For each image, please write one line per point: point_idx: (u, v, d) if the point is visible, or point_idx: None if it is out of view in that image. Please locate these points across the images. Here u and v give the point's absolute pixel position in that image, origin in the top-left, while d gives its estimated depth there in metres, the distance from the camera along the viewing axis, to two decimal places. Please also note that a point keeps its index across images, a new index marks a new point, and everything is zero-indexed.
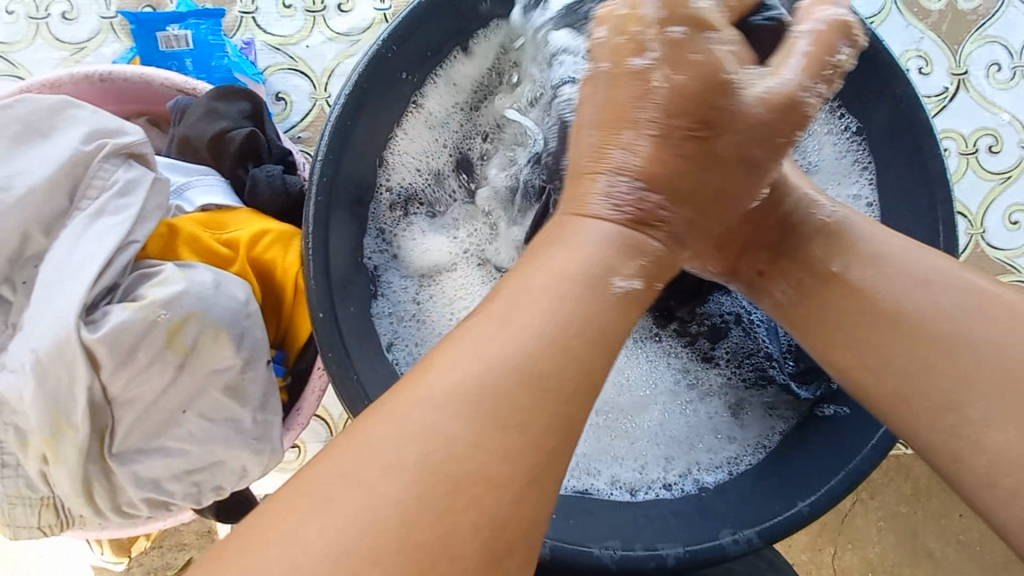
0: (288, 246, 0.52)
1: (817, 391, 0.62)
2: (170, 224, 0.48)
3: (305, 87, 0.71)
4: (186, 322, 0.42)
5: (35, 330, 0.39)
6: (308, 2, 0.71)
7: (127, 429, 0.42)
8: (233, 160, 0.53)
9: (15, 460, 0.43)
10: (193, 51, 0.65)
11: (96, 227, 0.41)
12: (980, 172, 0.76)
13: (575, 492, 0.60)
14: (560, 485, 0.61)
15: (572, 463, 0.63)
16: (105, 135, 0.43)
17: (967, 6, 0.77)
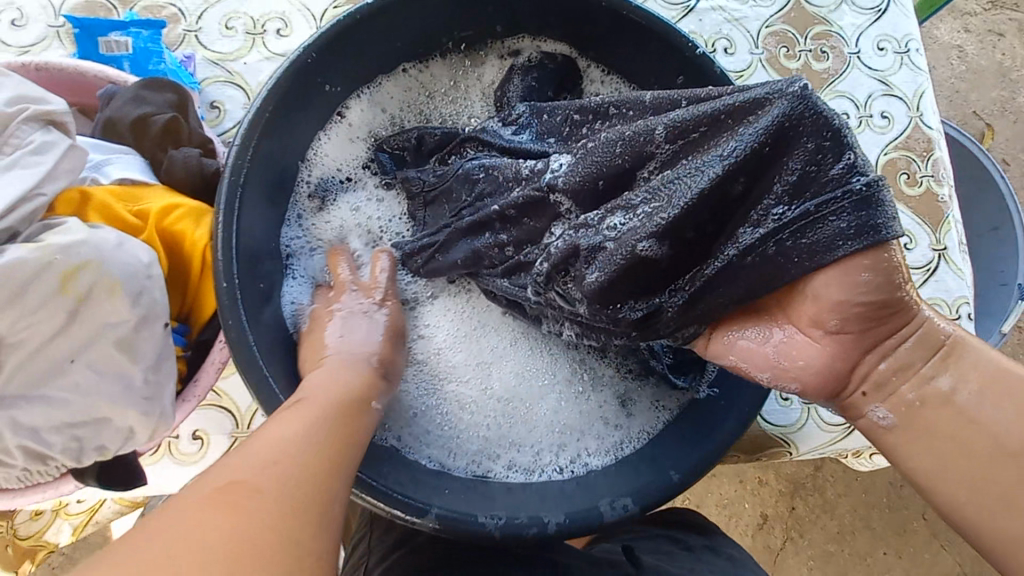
0: (199, 221, 0.56)
1: (690, 381, 0.68)
2: (84, 191, 0.51)
3: (239, 97, 0.77)
4: (82, 268, 0.45)
5: None
6: (249, 25, 0.79)
7: (9, 373, 0.44)
8: (154, 143, 0.57)
9: None
10: (133, 57, 0.71)
11: (6, 177, 0.45)
12: None
13: (470, 473, 0.63)
14: (453, 467, 0.63)
15: (470, 446, 0.65)
16: (28, 101, 0.48)
17: (819, 67, 0.94)
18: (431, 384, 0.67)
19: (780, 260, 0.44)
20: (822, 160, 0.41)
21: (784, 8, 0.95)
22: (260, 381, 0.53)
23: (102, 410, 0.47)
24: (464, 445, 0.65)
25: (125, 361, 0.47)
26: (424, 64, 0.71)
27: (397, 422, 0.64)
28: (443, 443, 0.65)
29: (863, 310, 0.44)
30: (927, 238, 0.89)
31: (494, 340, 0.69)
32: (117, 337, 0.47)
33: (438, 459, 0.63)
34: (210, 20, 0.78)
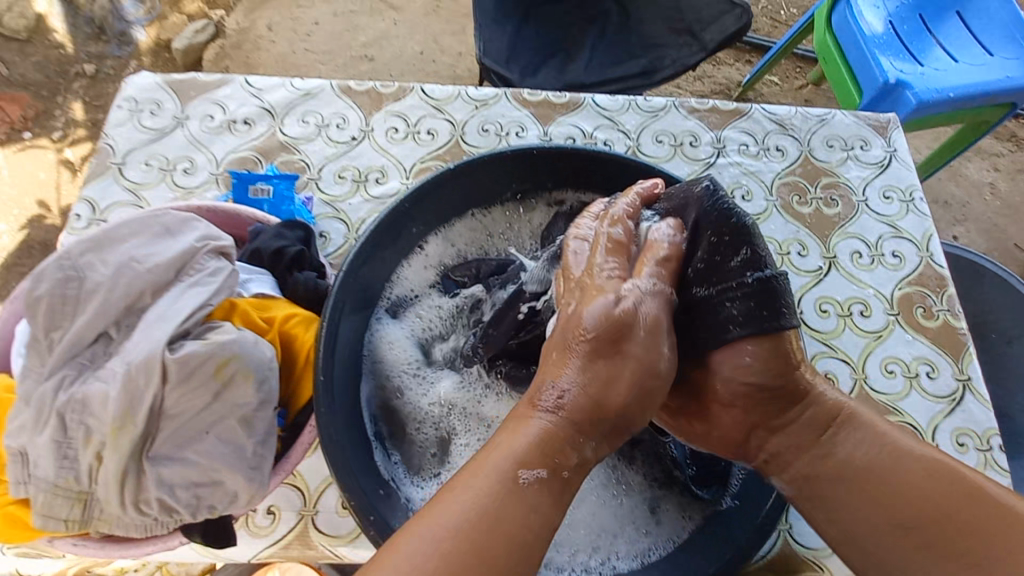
0: (309, 327, 0.72)
1: (712, 492, 0.74)
2: (233, 301, 0.68)
3: (342, 229, 0.98)
4: (232, 359, 0.59)
5: (135, 349, 0.56)
6: (356, 175, 1.02)
7: (163, 439, 0.57)
8: (283, 267, 0.75)
9: (74, 455, 0.56)
10: (271, 200, 0.94)
11: (189, 292, 0.62)
12: (856, 330, 0.97)
13: None
14: None
15: None
16: (210, 238, 0.66)
17: (830, 212, 1.07)
18: None
19: (701, 330, 0.63)
20: (735, 259, 0.60)
21: (795, 164, 1.11)
22: (342, 464, 0.65)
23: (220, 473, 0.59)
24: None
25: (244, 434, 0.60)
26: (488, 208, 0.89)
27: None
28: None
29: (751, 388, 0.63)
30: (949, 368, 0.94)
31: None
32: (241, 414, 0.60)
33: None
34: (327, 171, 1.02)
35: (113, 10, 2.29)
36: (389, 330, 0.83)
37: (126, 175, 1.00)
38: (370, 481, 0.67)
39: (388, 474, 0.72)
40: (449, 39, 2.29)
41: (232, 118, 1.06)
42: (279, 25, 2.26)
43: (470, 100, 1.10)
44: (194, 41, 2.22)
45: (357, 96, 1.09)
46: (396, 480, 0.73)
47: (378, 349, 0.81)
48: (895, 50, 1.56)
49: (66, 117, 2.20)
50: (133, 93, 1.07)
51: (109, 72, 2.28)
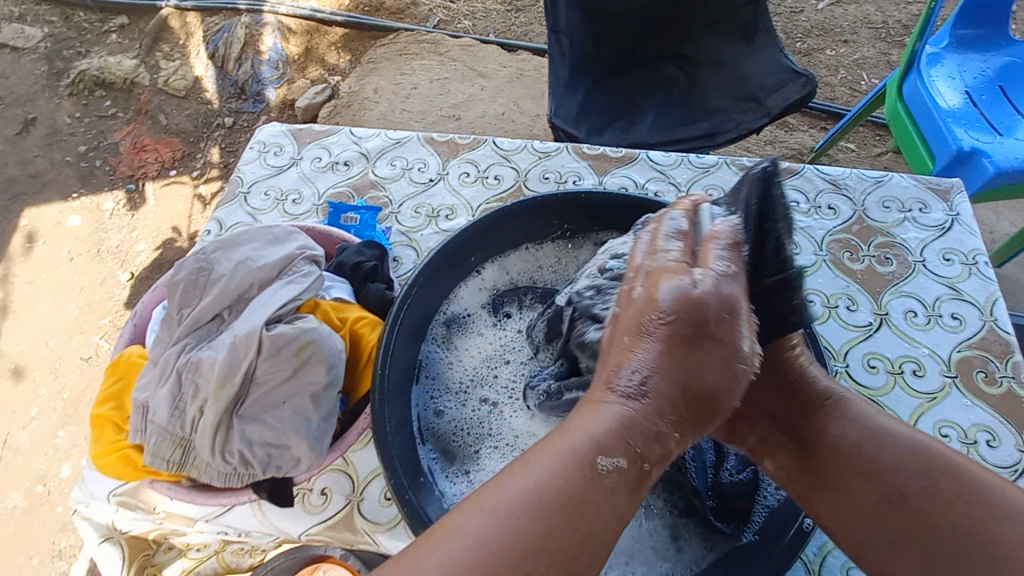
0: (374, 328, 0.84)
1: (732, 525, 0.74)
2: (318, 301, 0.83)
3: (412, 255, 1.12)
4: (311, 343, 0.72)
5: (242, 327, 0.71)
6: (429, 211, 1.18)
7: (250, 402, 0.69)
8: (360, 278, 0.89)
9: (182, 407, 0.70)
10: (357, 227, 1.14)
11: (286, 287, 0.76)
12: (907, 389, 0.94)
13: None
14: None
15: None
16: (307, 248, 0.81)
17: (883, 270, 1.07)
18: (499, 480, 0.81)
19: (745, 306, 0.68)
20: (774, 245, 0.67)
21: (847, 222, 1.13)
22: (387, 448, 0.75)
23: (289, 437, 0.70)
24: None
25: (311, 408, 0.72)
26: (539, 243, 1.00)
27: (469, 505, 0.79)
28: None
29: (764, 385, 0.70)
30: (1014, 438, 0.89)
31: None
32: (312, 391, 0.72)
33: None
34: (406, 207, 1.18)
35: (253, 75, 2.76)
36: (445, 346, 0.93)
37: (249, 202, 1.22)
38: (409, 468, 0.76)
39: (428, 467, 0.81)
40: (529, 103, 2.52)
41: (335, 160, 1.26)
42: (383, 88, 2.61)
43: (534, 151, 1.24)
44: (313, 102, 2.62)
45: (438, 145, 1.27)
46: (436, 474, 0.81)
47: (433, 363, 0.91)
48: (971, 120, 1.54)
49: (204, 159, 2.62)
50: (263, 137, 1.31)
51: (243, 124, 2.72)
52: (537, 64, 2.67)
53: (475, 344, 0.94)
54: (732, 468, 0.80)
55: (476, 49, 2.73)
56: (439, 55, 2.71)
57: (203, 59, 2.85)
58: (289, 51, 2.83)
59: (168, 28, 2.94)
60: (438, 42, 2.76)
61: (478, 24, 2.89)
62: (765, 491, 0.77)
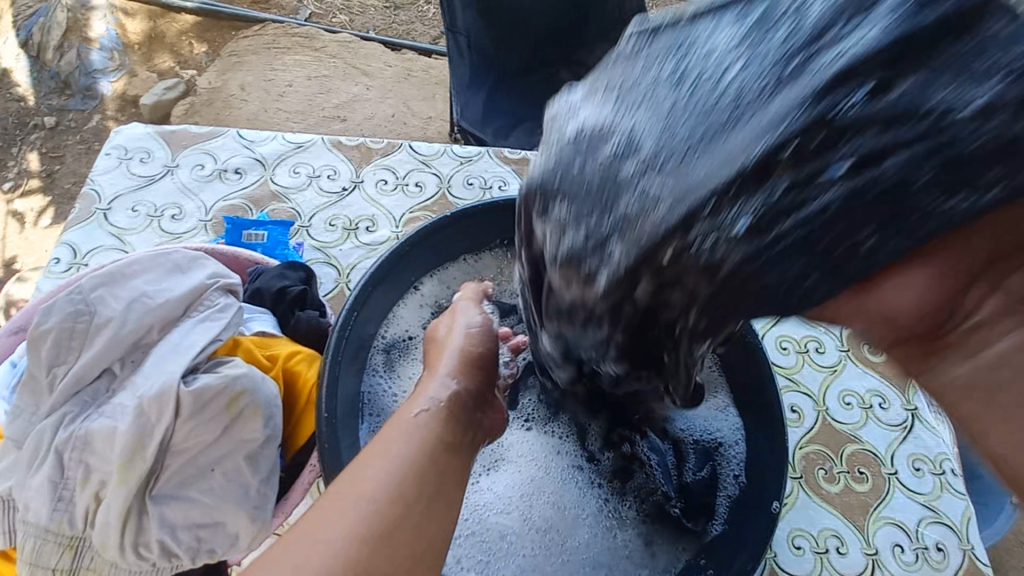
0: (311, 363, 0.73)
1: (702, 524, 0.75)
2: (237, 339, 0.69)
3: (332, 274, 1.01)
4: (242, 394, 0.59)
5: (149, 383, 0.56)
6: (346, 224, 1.06)
7: (166, 477, 0.56)
8: (286, 306, 0.77)
9: (69, 495, 0.54)
10: (265, 245, 1.01)
11: (200, 326, 0.62)
12: (816, 365, 1.04)
13: None
14: None
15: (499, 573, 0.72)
16: (221, 276, 0.67)
17: None
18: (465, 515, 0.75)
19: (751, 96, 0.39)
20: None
21: None
22: None
23: (222, 513, 0.57)
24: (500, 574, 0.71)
25: (248, 472, 0.59)
26: (475, 253, 0.92)
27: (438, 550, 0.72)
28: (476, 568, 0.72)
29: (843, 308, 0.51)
30: (898, 399, 1.02)
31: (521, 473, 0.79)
32: (248, 450, 0.59)
33: None
34: (318, 220, 1.06)
35: (81, 66, 2.30)
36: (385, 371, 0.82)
37: (112, 220, 1.00)
38: None
39: None
40: (419, 103, 2.39)
41: (223, 167, 1.08)
42: (253, 85, 2.33)
43: (455, 156, 1.18)
44: (164, 98, 2.25)
45: (347, 150, 1.15)
46: None
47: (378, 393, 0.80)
48: None
49: (18, 168, 2.14)
50: (122, 141, 1.09)
51: (70, 124, 2.25)
52: (425, 64, 2.54)
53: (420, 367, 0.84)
54: (694, 466, 0.80)
55: (356, 46, 2.53)
56: (315, 51, 2.48)
57: (7, 45, 2.32)
58: (127, 38, 2.40)
59: None
60: (313, 36, 2.52)
61: (356, 19, 2.67)
62: (729, 483, 0.78)
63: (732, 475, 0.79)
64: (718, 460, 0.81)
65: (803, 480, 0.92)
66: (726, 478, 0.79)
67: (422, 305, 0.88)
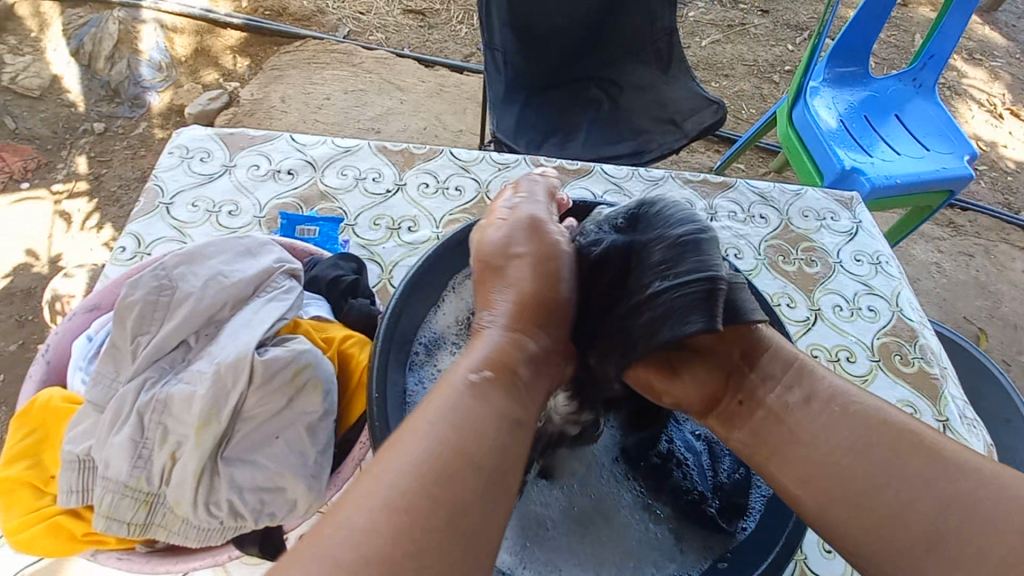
0: (362, 347, 0.77)
1: (735, 525, 0.75)
2: (297, 321, 0.74)
3: (376, 270, 1.05)
4: (307, 367, 0.63)
5: (224, 354, 0.61)
6: (390, 223, 1.11)
7: (236, 441, 0.60)
8: (340, 294, 0.82)
9: (147, 454, 0.59)
10: (317, 239, 1.07)
11: (268, 305, 0.67)
12: (845, 375, 1.05)
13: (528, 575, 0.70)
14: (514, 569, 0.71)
15: (528, 553, 0.73)
16: (287, 262, 0.72)
17: (811, 271, 1.19)
18: (499, 496, 0.78)
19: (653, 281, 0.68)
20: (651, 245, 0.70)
21: (777, 229, 1.24)
22: None
23: (284, 478, 0.61)
24: (532, 555, 0.73)
25: (309, 441, 0.62)
26: None
27: None
28: (507, 547, 0.73)
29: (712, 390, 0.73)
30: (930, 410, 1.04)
31: (552, 459, 0.81)
32: (308, 422, 0.63)
33: (503, 561, 0.71)
34: (363, 219, 1.11)
35: (131, 77, 2.43)
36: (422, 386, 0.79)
37: (172, 213, 1.07)
38: None
39: None
40: (450, 118, 2.46)
41: (276, 168, 1.15)
42: (292, 98, 2.43)
43: (493, 162, 1.23)
44: (208, 108, 2.37)
45: (391, 155, 1.21)
46: None
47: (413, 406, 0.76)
48: (846, 143, 1.79)
49: (69, 170, 2.25)
50: (184, 141, 1.16)
51: (118, 130, 2.37)
52: (456, 80, 2.62)
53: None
54: (728, 468, 0.81)
55: (391, 62, 2.63)
56: (352, 66, 2.59)
57: (64, 55, 2.46)
58: (174, 52, 2.53)
59: (17, 18, 2.52)
60: (350, 52, 2.63)
61: (391, 37, 2.78)
62: (762, 483, 0.79)
63: (765, 475, 0.80)
64: (750, 464, 0.81)
65: None
66: (759, 479, 0.79)
67: (446, 309, 0.87)
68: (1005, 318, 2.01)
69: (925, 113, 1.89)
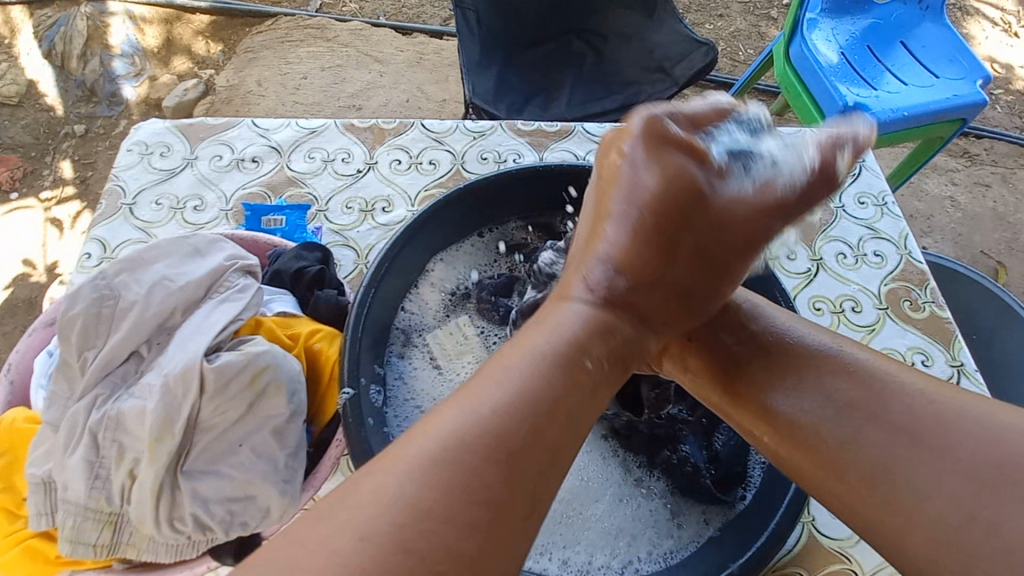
0: (332, 341, 0.74)
1: (738, 496, 0.73)
2: (259, 320, 0.71)
3: (351, 255, 1.01)
4: (264, 370, 0.60)
5: (174, 363, 0.58)
6: (363, 206, 1.06)
7: (196, 454, 0.57)
8: (305, 286, 0.78)
9: (106, 472, 0.57)
10: (283, 229, 1.03)
11: (220, 306, 0.63)
12: (850, 326, 1.00)
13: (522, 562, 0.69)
14: None
15: None
16: (238, 257, 0.68)
17: (812, 219, 1.12)
18: None
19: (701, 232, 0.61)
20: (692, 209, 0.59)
21: None
22: None
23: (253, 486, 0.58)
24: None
25: (275, 445, 0.60)
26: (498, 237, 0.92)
27: None
28: None
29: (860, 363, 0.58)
30: (943, 355, 0.98)
31: None
32: (274, 425, 0.60)
33: None
34: (335, 203, 1.06)
35: (105, 74, 2.35)
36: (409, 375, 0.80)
37: (136, 214, 1.03)
38: None
39: None
40: (432, 87, 2.35)
41: (240, 156, 1.09)
42: (269, 80, 2.35)
43: (468, 132, 1.16)
44: (184, 99, 2.29)
45: (359, 132, 1.15)
46: None
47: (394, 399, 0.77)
48: (850, 77, 1.67)
49: (55, 176, 2.22)
50: (142, 137, 1.11)
51: (99, 131, 2.31)
52: (436, 46, 2.48)
53: (448, 380, 0.82)
54: (724, 436, 0.78)
55: (367, 33, 2.51)
56: (327, 42, 2.47)
57: (36, 57, 2.38)
58: (145, 43, 2.43)
59: None
60: (324, 27, 2.51)
61: (365, 6, 2.63)
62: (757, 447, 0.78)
63: None
64: None
65: None
66: None
67: (425, 292, 0.87)
68: None
69: (934, 38, 1.74)
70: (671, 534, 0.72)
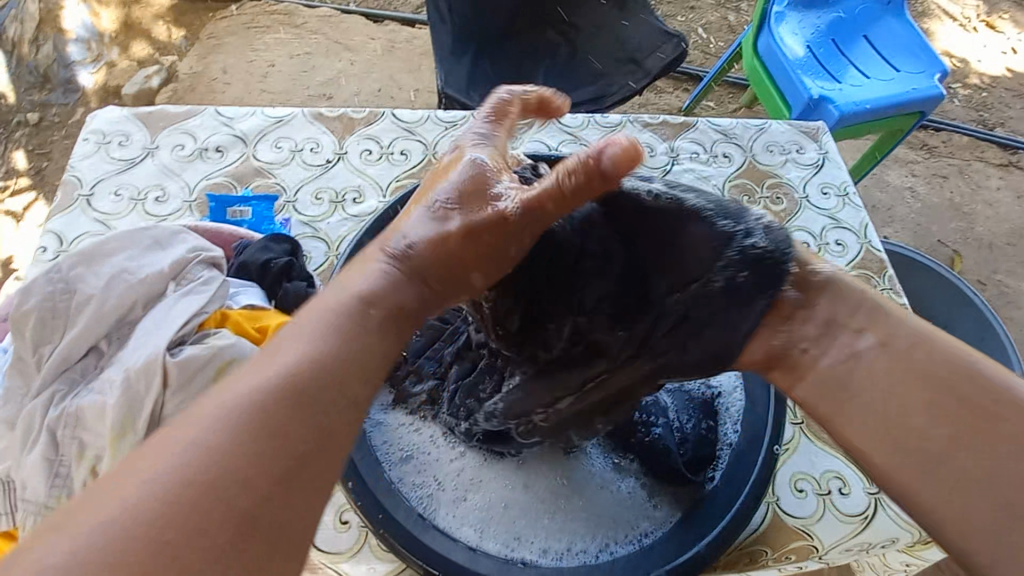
0: None
1: (704, 478, 0.75)
2: (224, 312, 0.66)
3: (322, 247, 1.00)
4: (232, 362, 0.59)
5: (136, 358, 0.57)
6: (333, 196, 1.04)
7: None
8: (274, 278, 0.76)
9: (66, 471, 0.56)
10: (250, 220, 1.01)
11: (184, 298, 0.62)
12: None
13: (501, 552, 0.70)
14: (485, 548, 0.70)
15: (496, 532, 0.72)
16: (202, 249, 0.66)
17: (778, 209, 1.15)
18: (466, 479, 0.75)
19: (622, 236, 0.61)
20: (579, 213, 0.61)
21: (742, 168, 1.19)
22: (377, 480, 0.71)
23: None
24: (495, 529, 0.72)
25: None
26: None
27: (433, 503, 0.72)
28: (475, 524, 0.72)
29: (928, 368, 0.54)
30: None
31: None
32: None
33: (471, 537, 0.70)
34: (304, 193, 1.04)
35: (59, 59, 2.23)
36: (404, 416, 0.79)
37: (95, 206, 0.99)
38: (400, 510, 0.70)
39: (409, 496, 0.72)
40: (405, 76, 2.31)
41: (203, 145, 1.06)
42: (234, 67, 2.28)
43: (439, 121, 1.15)
44: (145, 87, 2.20)
45: (329, 121, 1.12)
46: (419, 505, 0.72)
47: (389, 421, 0.78)
48: (815, 70, 1.70)
49: (7, 167, 2.11)
50: (100, 125, 1.07)
51: (53, 119, 2.20)
52: (408, 35, 2.43)
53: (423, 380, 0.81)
54: (690, 418, 0.80)
55: (336, 20, 2.45)
56: (296, 28, 2.41)
57: None
58: (102, 27, 2.33)
59: None
60: (292, 13, 2.45)
61: None
62: (726, 429, 0.79)
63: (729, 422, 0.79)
64: (715, 412, 0.80)
65: (804, 426, 0.93)
66: (723, 425, 0.79)
67: None
68: (979, 238, 2.00)
69: (895, 34, 1.79)
70: (650, 517, 0.74)
